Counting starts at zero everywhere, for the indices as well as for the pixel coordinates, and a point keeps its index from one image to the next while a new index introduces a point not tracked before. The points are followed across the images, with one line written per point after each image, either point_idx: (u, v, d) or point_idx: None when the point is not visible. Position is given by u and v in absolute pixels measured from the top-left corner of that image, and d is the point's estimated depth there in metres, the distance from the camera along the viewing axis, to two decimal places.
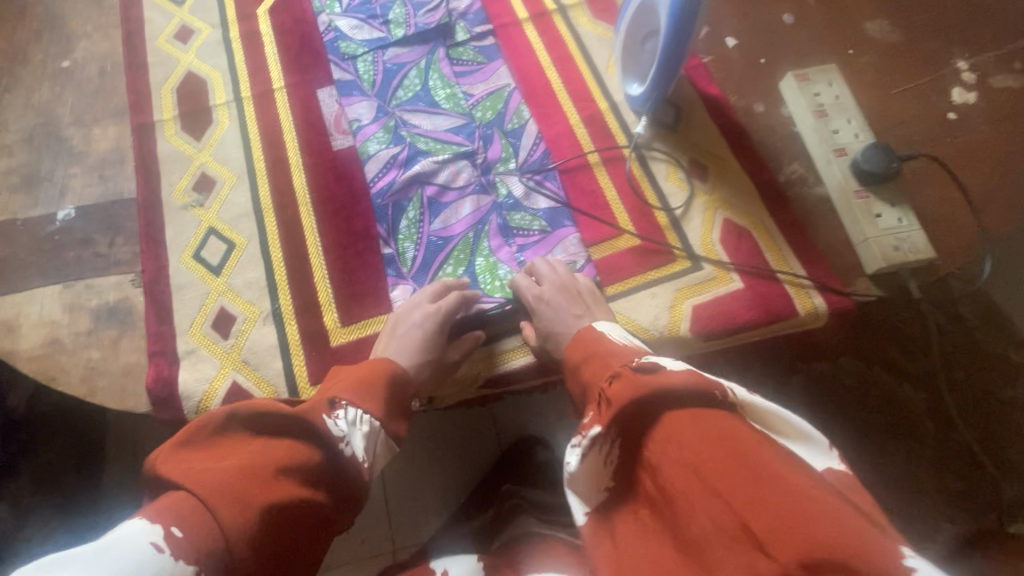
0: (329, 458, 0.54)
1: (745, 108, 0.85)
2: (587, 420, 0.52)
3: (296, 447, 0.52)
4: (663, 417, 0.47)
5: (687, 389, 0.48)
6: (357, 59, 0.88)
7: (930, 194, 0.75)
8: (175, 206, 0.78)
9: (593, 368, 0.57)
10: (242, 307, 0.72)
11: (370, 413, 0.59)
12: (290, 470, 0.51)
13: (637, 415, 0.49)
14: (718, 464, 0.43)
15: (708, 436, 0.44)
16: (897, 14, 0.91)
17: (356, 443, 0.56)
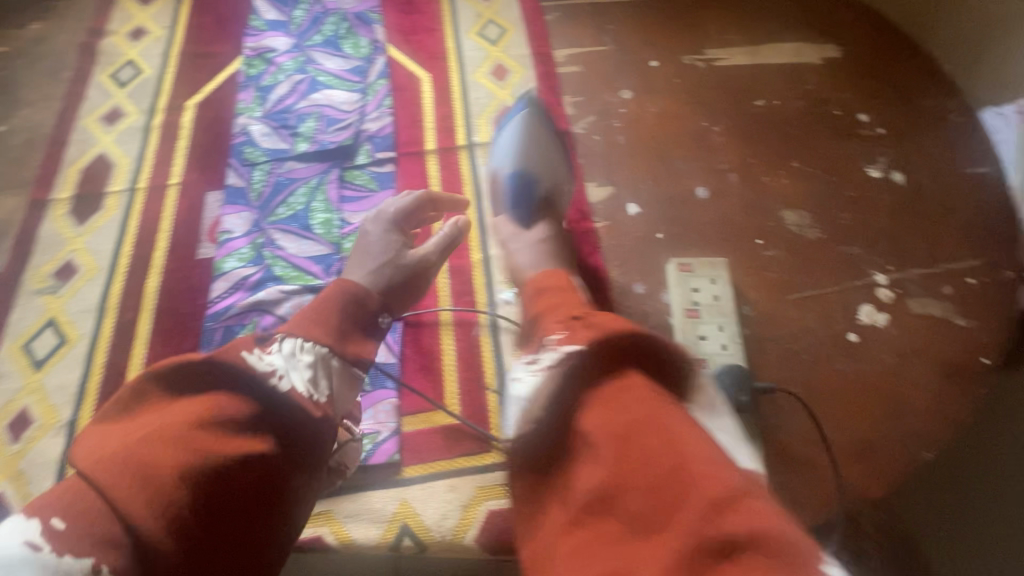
0: (265, 404, 0.46)
1: (623, 286, 0.78)
2: (556, 337, 0.48)
3: (216, 393, 0.45)
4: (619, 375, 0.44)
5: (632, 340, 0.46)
6: (255, 167, 0.89)
7: (792, 426, 0.68)
8: (29, 290, 0.79)
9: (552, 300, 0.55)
10: (43, 412, 0.71)
11: (312, 342, 0.49)
12: (221, 429, 0.43)
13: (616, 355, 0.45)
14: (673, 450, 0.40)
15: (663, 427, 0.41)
16: (822, 207, 0.83)
17: (290, 374, 0.47)
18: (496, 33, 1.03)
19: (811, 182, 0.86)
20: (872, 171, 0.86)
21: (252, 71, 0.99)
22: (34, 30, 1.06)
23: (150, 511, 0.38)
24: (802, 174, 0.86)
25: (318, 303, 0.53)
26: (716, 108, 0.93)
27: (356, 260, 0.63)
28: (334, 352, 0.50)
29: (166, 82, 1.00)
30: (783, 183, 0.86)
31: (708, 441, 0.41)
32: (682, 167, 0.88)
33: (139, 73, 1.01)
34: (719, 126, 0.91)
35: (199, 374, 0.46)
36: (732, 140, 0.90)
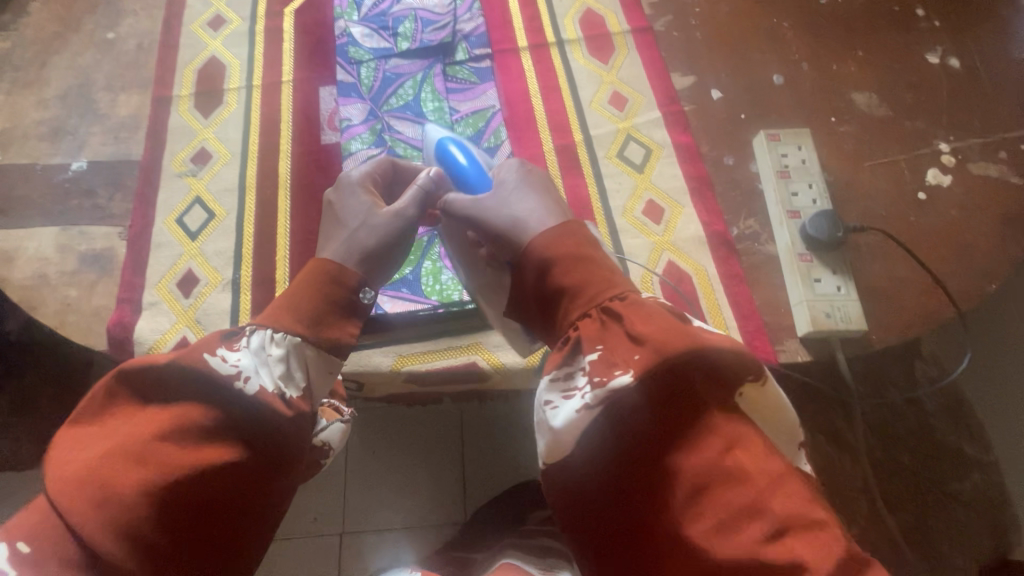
0: (235, 411, 0.53)
1: (714, 158, 0.86)
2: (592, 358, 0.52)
3: (197, 410, 0.51)
4: (702, 411, 0.48)
5: (726, 353, 0.50)
6: (362, 65, 0.95)
7: (880, 266, 0.77)
8: (171, 174, 0.86)
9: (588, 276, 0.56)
10: (208, 272, 0.79)
11: (284, 333, 0.56)
12: (186, 442, 0.50)
13: (679, 392, 0.49)
14: (740, 485, 0.44)
15: (743, 465, 0.45)
16: (888, 89, 0.92)
17: (260, 377, 0.54)
18: None
19: (877, 69, 0.93)
20: (931, 58, 0.94)
21: None
22: None
23: (145, 501, 0.46)
24: (868, 62, 0.94)
25: (306, 284, 0.60)
26: (784, 6, 0.99)
27: (342, 234, 0.64)
28: (307, 341, 0.57)
29: None
30: (851, 70, 0.93)
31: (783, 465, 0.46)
32: (758, 57, 0.95)
33: None
34: (789, 21, 0.98)
35: (153, 384, 0.52)
36: (802, 34, 0.97)
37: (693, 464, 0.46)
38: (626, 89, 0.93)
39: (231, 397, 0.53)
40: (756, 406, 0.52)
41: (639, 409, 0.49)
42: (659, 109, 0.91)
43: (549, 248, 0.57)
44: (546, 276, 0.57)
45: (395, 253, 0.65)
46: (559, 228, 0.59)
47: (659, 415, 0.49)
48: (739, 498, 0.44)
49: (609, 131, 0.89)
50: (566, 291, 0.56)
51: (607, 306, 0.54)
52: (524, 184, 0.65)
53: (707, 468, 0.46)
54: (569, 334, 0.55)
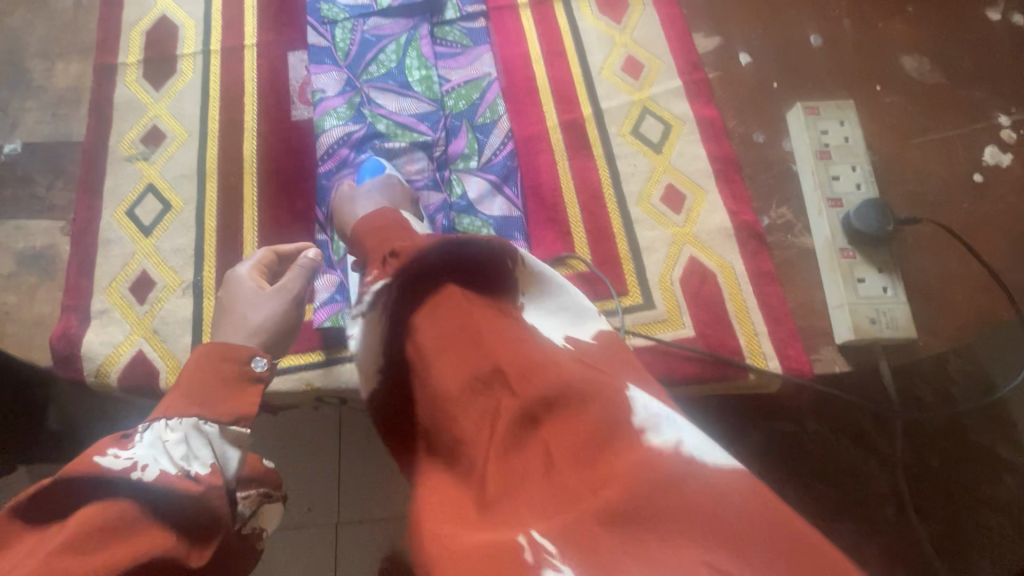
0: (156, 497, 0.36)
1: (743, 135, 0.76)
2: (370, 279, 0.48)
3: (116, 497, 0.35)
4: (439, 290, 0.44)
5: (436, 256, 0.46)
6: (336, 25, 0.82)
7: (931, 262, 0.67)
8: (119, 157, 0.75)
9: (372, 242, 0.52)
10: (164, 274, 0.69)
11: (176, 412, 0.41)
12: (114, 536, 0.33)
13: (420, 284, 0.45)
14: (468, 338, 0.41)
15: (469, 321, 0.42)
16: (943, 51, 0.80)
17: (159, 460, 0.37)
18: None
19: (930, 26, 0.81)
20: (992, 15, 0.82)
21: None
22: None
23: None
24: (919, 18, 0.82)
25: (194, 371, 0.44)
26: None
27: (234, 321, 0.53)
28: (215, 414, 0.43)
29: None
30: (900, 29, 0.81)
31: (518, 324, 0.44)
32: (793, 14, 0.83)
33: None
34: None
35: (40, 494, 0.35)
36: None
37: (421, 335, 0.43)
38: (641, 53, 0.81)
39: (137, 490, 0.36)
40: (527, 288, 0.48)
41: (397, 310, 0.45)
42: (680, 76, 0.79)
43: (371, 224, 0.53)
44: (362, 259, 0.52)
45: (283, 339, 0.54)
46: (379, 212, 0.54)
47: (406, 303, 0.45)
48: (468, 359, 0.40)
49: (622, 104, 0.78)
50: (368, 255, 0.51)
51: (391, 250, 0.48)
52: (383, 191, 0.65)
53: (433, 338, 0.42)
54: (384, 260, 0.48)
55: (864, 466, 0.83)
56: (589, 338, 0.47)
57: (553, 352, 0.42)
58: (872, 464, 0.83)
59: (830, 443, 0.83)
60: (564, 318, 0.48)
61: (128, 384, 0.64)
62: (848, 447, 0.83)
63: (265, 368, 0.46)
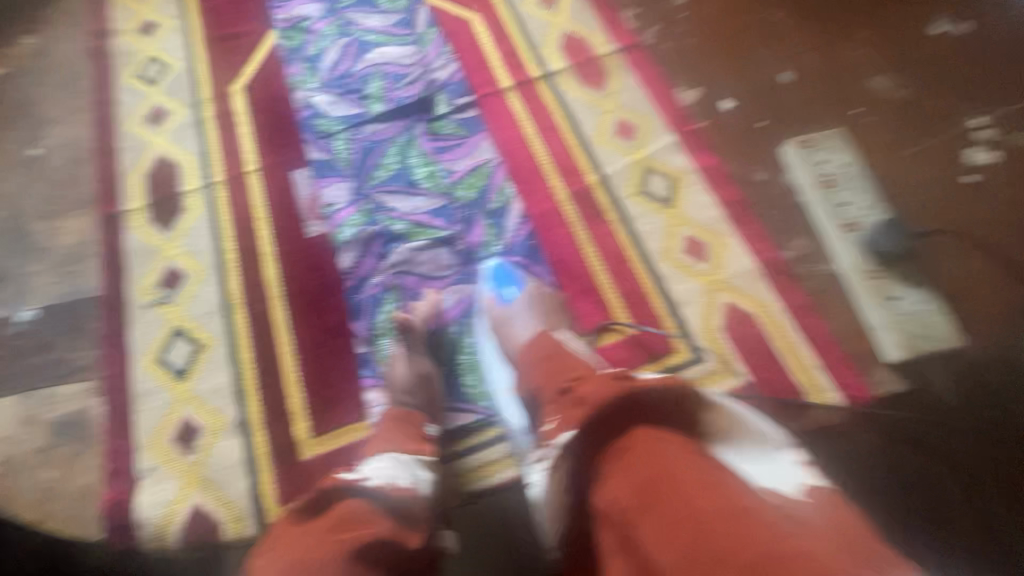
0: (384, 502, 0.50)
1: (745, 176, 0.79)
2: (551, 426, 0.51)
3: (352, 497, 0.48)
4: (628, 434, 0.43)
5: (656, 396, 0.45)
6: (333, 138, 0.84)
7: (952, 269, 0.70)
8: (141, 305, 0.74)
9: (553, 369, 0.56)
10: (207, 417, 0.67)
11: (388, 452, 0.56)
12: (359, 520, 0.46)
13: (614, 432, 0.44)
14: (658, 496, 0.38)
15: (673, 478, 0.38)
16: (904, 69, 0.85)
17: (386, 475, 0.53)
18: None
19: (885, 48, 0.87)
20: (938, 28, 0.88)
21: (293, 43, 0.93)
22: (29, 45, 0.95)
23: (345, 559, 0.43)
24: (875, 42, 0.88)
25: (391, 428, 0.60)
26: None
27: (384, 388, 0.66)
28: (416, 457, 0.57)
29: (201, 71, 0.92)
30: (860, 54, 0.87)
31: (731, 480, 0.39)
32: (760, 57, 0.88)
33: (167, 68, 0.93)
34: (781, 13, 0.91)
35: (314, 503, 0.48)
36: (799, 23, 0.90)
37: (610, 495, 0.41)
38: (630, 115, 0.84)
39: (367, 495, 0.49)
40: (716, 430, 0.46)
41: (582, 457, 0.45)
42: (672, 130, 0.83)
43: (538, 352, 0.60)
44: (534, 392, 0.58)
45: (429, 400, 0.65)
46: (541, 337, 0.62)
47: (592, 459, 0.44)
48: (669, 527, 0.36)
49: (624, 166, 0.81)
50: (542, 389, 0.56)
51: (563, 387, 0.53)
52: (532, 305, 0.67)
53: (622, 499, 0.40)
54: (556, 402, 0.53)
55: (931, 477, 0.61)
56: (798, 493, 0.41)
57: (767, 510, 0.37)
58: (948, 478, 0.61)
59: (892, 457, 0.62)
60: (764, 464, 0.45)
61: (191, 543, 0.61)
62: (915, 458, 0.62)
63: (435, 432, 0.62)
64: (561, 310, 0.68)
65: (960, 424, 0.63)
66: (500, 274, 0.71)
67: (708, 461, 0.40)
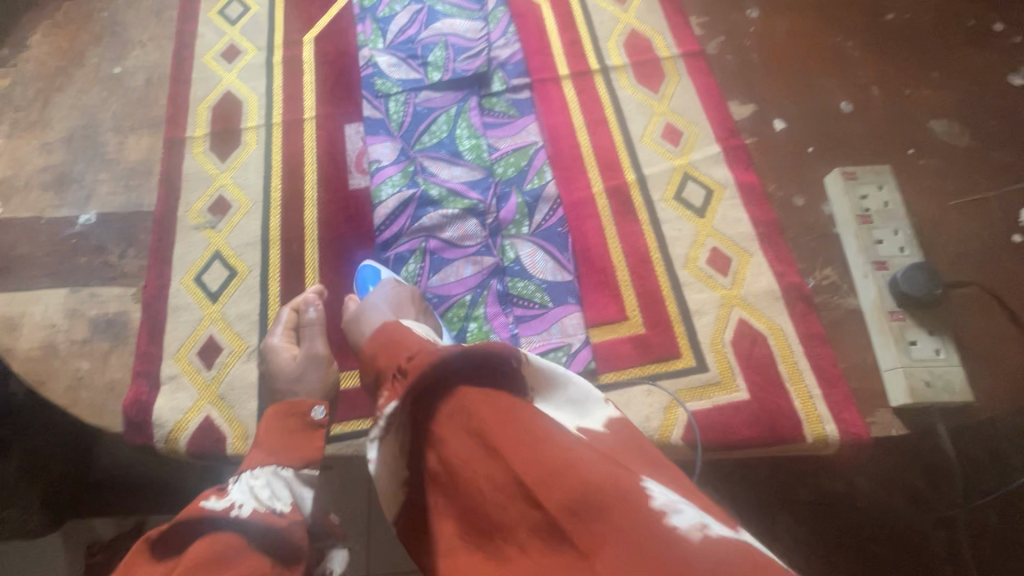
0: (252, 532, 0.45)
1: (783, 200, 0.79)
2: (383, 401, 0.48)
3: (219, 532, 0.43)
4: (454, 394, 0.42)
5: (476, 353, 0.44)
6: (390, 99, 0.87)
7: (977, 325, 0.69)
8: (187, 226, 0.79)
9: (384, 356, 0.51)
10: (231, 340, 0.72)
11: (257, 467, 0.53)
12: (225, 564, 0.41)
13: (427, 391, 0.44)
14: (484, 446, 0.38)
15: (484, 430, 0.38)
16: (970, 116, 0.83)
17: (249, 501, 0.48)
18: None
19: (954, 92, 0.85)
20: (1014, 80, 0.86)
21: (367, 2, 0.96)
22: None
23: None
24: (944, 85, 0.86)
25: (271, 425, 0.58)
26: (846, 26, 0.92)
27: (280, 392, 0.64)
28: (280, 468, 0.54)
29: (278, 18, 0.97)
30: (926, 95, 0.85)
31: (535, 415, 0.40)
32: (823, 83, 0.87)
33: (247, 9, 0.98)
34: (853, 41, 0.90)
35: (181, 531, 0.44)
36: (868, 53, 0.89)
37: (451, 449, 0.40)
38: (680, 120, 0.85)
39: (236, 527, 0.45)
40: (535, 386, 0.47)
41: (409, 430, 0.44)
42: (718, 143, 0.83)
43: (378, 337, 0.53)
44: (375, 377, 0.52)
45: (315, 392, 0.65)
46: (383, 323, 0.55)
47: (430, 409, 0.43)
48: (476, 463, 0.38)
49: (664, 169, 0.81)
50: (377, 373, 0.51)
51: (399, 368, 0.48)
52: (390, 295, 0.66)
53: (467, 443, 0.39)
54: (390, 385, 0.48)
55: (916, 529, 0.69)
56: (600, 427, 0.47)
57: (565, 450, 0.37)
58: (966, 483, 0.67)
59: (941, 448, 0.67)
60: (571, 412, 0.48)
61: (198, 450, 0.66)
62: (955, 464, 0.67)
63: (322, 416, 0.60)
64: (414, 298, 0.68)
65: (958, 484, 0.67)
66: (364, 274, 0.72)
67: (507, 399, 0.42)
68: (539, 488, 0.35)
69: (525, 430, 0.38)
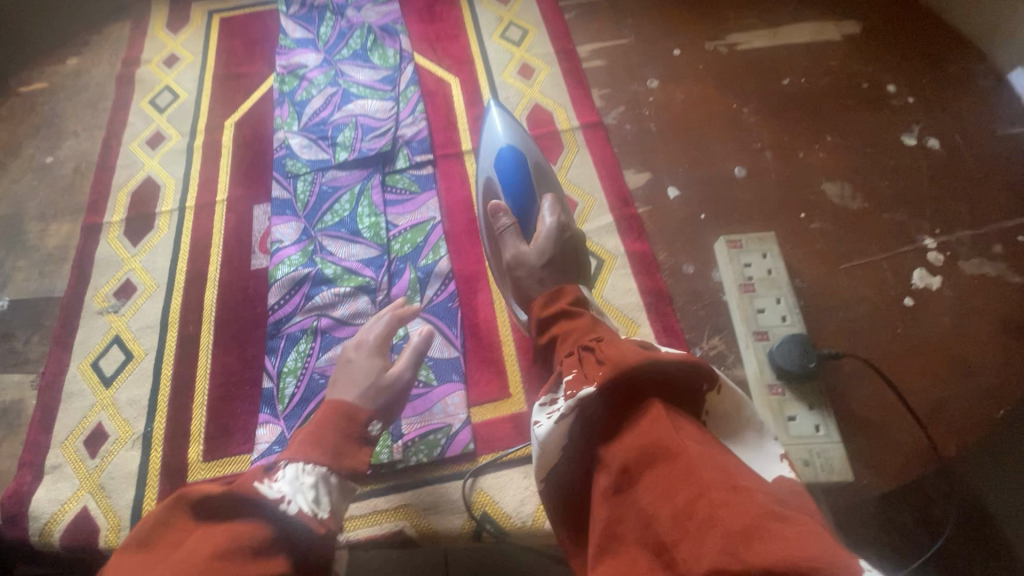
0: (283, 532, 0.45)
1: (673, 267, 0.79)
2: (569, 377, 0.51)
3: (248, 519, 0.43)
4: (645, 406, 0.44)
5: (674, 365, 0.46)
6: (298, 178, 0.91)
7: (861, 396, 0.67)
8: (92, 310, 0.81)
9: (574, 334, 0.58)
10: (118, 426, 0.72)
11: (312, 462, 0.50)
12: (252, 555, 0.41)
13: (626, 386, 0.45)
14: (671, 464, 0.39)
15: (660, 447, 0.40)
16: (862, 178, 0.84)
17: (297, 498, 0.46)
18: (519, 35, 1.05)
19: (848, 154, 0.86)
20: (907, 140, 0.87)
21: (286, 87, 1.01)
22: (71, 65, 1.09)
23: None
24: (838, 147, 0.87)
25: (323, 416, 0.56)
26: (744, 92, 0.94)
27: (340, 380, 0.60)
28: (333, 470, 0.51)
29: (203, 105, 1.02)
30: (820, 158, 0.86)
31: (727, 461, 0.40)
32: (719, 149, 0.89)
33: (175, 98, 1.03)
34: (749, 107, 0.92)
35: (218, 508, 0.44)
36: (765, 119, 0.91)
37: (618, 455, 0.43)
38: (576, 192, 0.86)
39: (271, 520, 0.44)
40: (716, 412, 0.49)
41: (601, 418, 0.46)
42: (612, 212, 0.84)
43: (551, 305, 0.63)
44: (550, 343, 0.61)
45: (388, 404, 0.60)
46: (562, 292, 0.64)
47: (611, 413, 0.46)
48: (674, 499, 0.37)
49: None
50: (560, 347, 0.58)
51: (585, 347, 0.54)
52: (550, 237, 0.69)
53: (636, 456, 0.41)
54: (569, 355, 0.55)
55: None
56: (770, 476, 0.45)
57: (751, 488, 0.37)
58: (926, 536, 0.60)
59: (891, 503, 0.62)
60: (749, 450, 0.48)
61: (71, 543, 0.66)
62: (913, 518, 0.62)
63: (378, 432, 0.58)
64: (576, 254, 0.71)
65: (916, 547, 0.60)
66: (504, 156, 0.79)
67: (716, 447, 0.42)
68: (715, 510, 0.35)
69: (717, 470, 0.38)
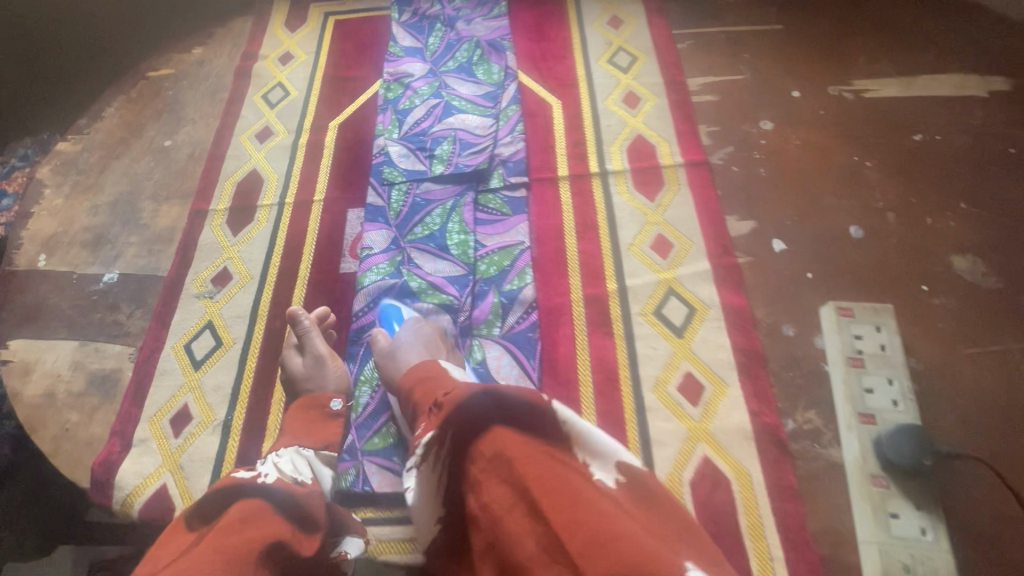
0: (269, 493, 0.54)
1: (771, 327, 0.74)
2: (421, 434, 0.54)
3: (245, 490, 0.53)
4: (484, 437, 0.48)
5: (476, 401, 0.50)
6: (393, 187, 0.92)
7: (977, 504, 0.61)
8: (191, 294, 0.85)
9: (426, 389, 0.61)
10: (201, 410, 0.75)
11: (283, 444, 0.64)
12: (249, 523, 0.49)
13: (467, 435, 0.50)
14: (528, 499, 0.43)
15: (520, 479, 0.44)
16: (998, 255, 0.76)
17: (273, 471, 0.57)
18: (627, 61, 1.02)
19: (984, 226, 0.78)
20: None
21: (391, 94, 1.03)
22: (196, 54, 1.16)
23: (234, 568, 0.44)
24: (972, 217, 0.79)
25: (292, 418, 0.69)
26: (867, 145, 0.87)
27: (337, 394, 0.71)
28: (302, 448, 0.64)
29: (311, 104, 1.05)
30: (950, 227, 0.79)
31: (565, 473, 0.45)
32: (833, 204, 0.83)
33: (286, 95, 1.07)
34: (872, 161, 0.86)
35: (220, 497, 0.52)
36: (889, 177, 0.84)
37: (488, 495, 0.46)
38: (673, 233, 0.83)
39: (261, 488, 0.54)
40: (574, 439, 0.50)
41: (452, 466, 0.50)
42: (709, 259, 0.80)
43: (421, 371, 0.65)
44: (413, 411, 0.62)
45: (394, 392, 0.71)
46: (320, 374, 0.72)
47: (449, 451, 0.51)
48: (552, 533, 0.41)
49: (648, 282, 0.79)
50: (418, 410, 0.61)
51: (435, 402, 0.55)
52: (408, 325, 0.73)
53: (504, 490, 0.45)
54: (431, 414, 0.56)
55: None
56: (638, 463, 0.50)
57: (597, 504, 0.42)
58: None
59: None
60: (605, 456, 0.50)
61: (149, 518, 0.69)
62: None
63: (338, 407, 0.70)
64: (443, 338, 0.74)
65: None
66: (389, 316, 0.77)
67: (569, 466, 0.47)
68: (572, 535, 0.40)
69: (565, 492, 0.43)
